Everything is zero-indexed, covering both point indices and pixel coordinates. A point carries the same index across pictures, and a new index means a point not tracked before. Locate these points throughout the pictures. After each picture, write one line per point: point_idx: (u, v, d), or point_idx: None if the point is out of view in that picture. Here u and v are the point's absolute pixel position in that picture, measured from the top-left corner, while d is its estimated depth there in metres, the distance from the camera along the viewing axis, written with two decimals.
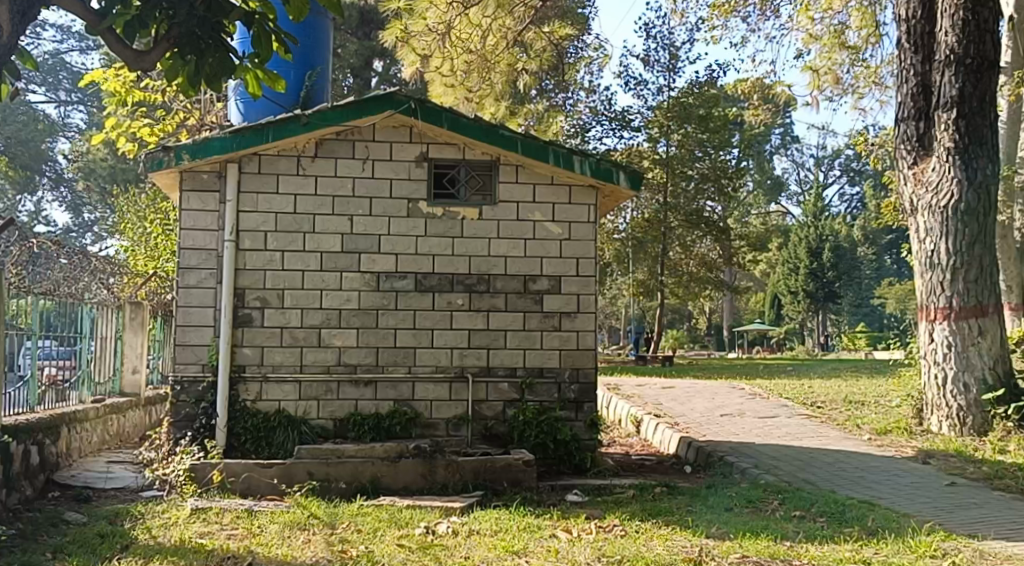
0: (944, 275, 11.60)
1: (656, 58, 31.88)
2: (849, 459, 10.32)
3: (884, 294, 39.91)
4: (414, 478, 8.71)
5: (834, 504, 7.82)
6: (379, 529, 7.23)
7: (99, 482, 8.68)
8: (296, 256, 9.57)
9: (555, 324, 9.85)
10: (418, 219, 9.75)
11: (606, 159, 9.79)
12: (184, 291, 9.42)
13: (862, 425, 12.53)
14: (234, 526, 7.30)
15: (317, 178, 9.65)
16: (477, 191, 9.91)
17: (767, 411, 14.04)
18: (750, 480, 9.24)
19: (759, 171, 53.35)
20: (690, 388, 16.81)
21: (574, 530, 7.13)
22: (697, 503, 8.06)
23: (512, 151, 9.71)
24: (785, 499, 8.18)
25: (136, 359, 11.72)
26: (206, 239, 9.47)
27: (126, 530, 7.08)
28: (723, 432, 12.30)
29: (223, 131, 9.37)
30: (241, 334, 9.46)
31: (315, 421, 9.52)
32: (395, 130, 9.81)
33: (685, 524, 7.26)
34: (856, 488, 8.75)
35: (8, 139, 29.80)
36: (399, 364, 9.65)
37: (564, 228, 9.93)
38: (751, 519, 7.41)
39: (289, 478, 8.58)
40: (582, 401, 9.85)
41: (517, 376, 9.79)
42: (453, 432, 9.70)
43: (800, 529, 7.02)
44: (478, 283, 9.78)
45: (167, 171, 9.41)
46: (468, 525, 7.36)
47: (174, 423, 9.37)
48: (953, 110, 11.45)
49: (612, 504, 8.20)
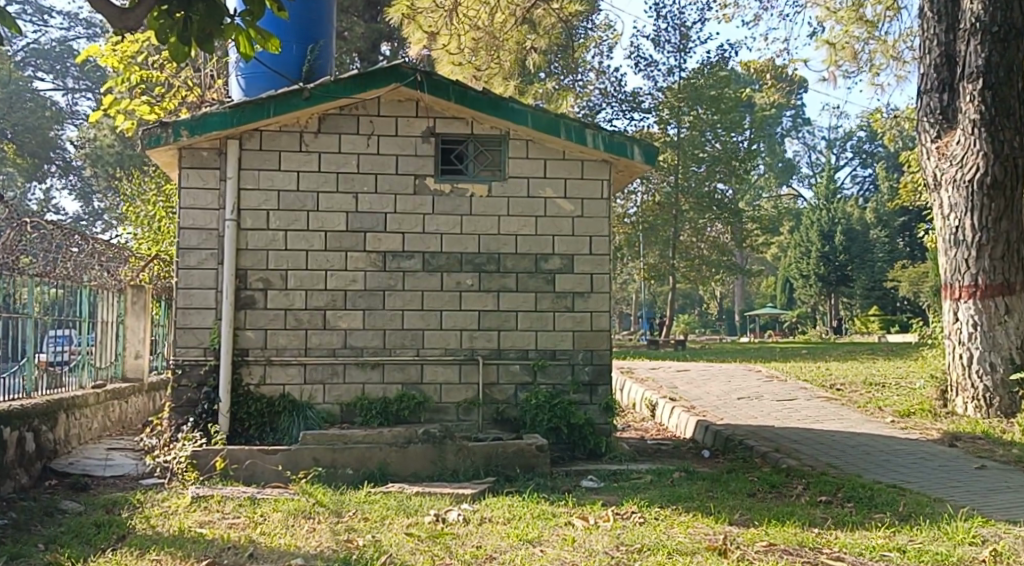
0: (970, 251, 11.20)
1: (667, 38, 31.44)
2: (873, 442, 9.98)
3: (897, 277, 39.32)
4: (423, 464, 8.41)
5: (862, 489, 7.49)
6: (387, 518, 6.92)
7: (97, 470, 8.40)
8: (300, 236, 9.25)
9: (568, 304, 9.52)
10: (425, 196, 9.42)
11: (619, 132, 9.44)
12: (185, 272, 9.12)
13: (884, 407, 12.19)
14: (236, 515, 7.00)
15: (321, 155, 9.33)
16: (485, 167, 9.57)
17: (785, 394, 13.70)
18: (772, 465, 8.91)
19: (770, 154, 52.85)
20: (705, 371, 16.48)
21: (591, 518, 6.81)
22: (719, 488, 7.73)
23: (523, 125, 9.37)
24: (810, 483, 7.84)
25: (139, 344, 11.47)
26: (207, 218, 9.15)
27: (124, 520, 6.78)
28: (741, 415, 11.96)
29: (222, 106, 9.05)
30: (244, 316, 9.15)
31: (320, 406, 9.22)
32: (401, 104, 9.48)
33: (707, 511, 6.93)
34: (883, 472, 8.41)
35: (15, 127, 29.44)
36: (407, 347, 9.34)
37: (576, 205, 9.58)
38: (776, 505, 7.08)
39: (295, 465, 8.28)
40: (597, 384, 9.53)
41: (530, 358, 9.46)
42: (464, 416, 9.38)
43: (828, 515, 6.69)
44: (488, 262, 9.45)
45: (165, 148, 9.09)
46: (479, 512, 7.04)
47: (176, 409, 9.08)
48: (979, 80, 11.02)
49: (629, 489, 7.89)
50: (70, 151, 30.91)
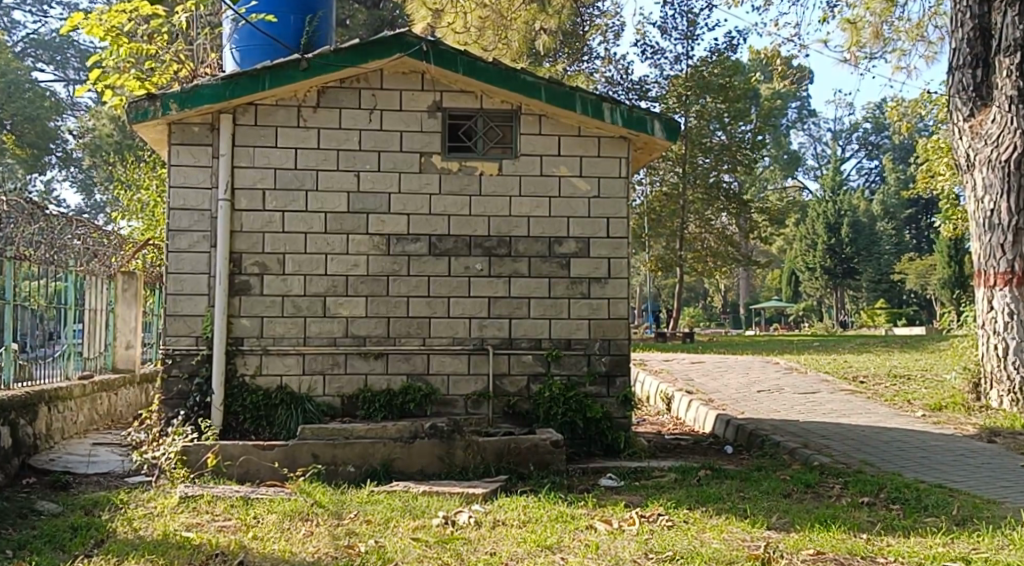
0: (1005, 236, 10.60)
1: (674, 26, 30.74)
2: (907, 438, 9.39)
3: (905, 269, 38.68)
4: (430, 460, 7.84)
5: (906, 489, 6.91)
6: (391, 521, 6.34)
7: (80, 467, 7.84)
8: (298, 217, 8.67)
9: (584, 291, 8.93)
10: (431, 175, 8.83)
11: (638, 107, 8.86)
12: (175, 255, 8.53)
13: (913, 400, 11.60)
14: (227, 517, 6.43)
15: (321, 131, 8.74)
16: (496, 144, 8.98)
17: (807, 386, 13.11)
18: (803, 462, 8.32)
19: (776, 145, 52.10)
20: (720, 363, 15.88)
21: (614, 521, 6.24)
22: (751, 488, 7.14)
23: (536, 99, 8.77)
24: (849, 482, 7.27)
25: (131, 333, 10.94)
26: (199, 197, 8.57)
27: (104, 522, 6.22)
28: (763, 409, 11.36)
29: (214, 77, 8.45)
30: (238, 303, 8.58)
31: (320, 399, 8.64)
32: (405, 76, 8.88)
33: (741, 514, 6.36)
34: (923, 470, 7.83)
35: (14, 117, 28.58)
36: (412, 336, 8.76)
37: (593, 184, 8.99)
38: (816, 507, 6.49)
39: (292, 462, 7.70)
40: (614, 375, 8.95)
41: (542, 348, 8.88)
42: (473, 409, 8.80)
43: (875, 519, 6.11)
44: (499, 246, 8.86)
45: (153, 123, 8.50)
46: (492, 514, 6.47)
47: (165, 401, 8.51)
48: (1018, 53, 10.41)
49: (652, 489, 7.30)
50: (68, 141, 30.17)
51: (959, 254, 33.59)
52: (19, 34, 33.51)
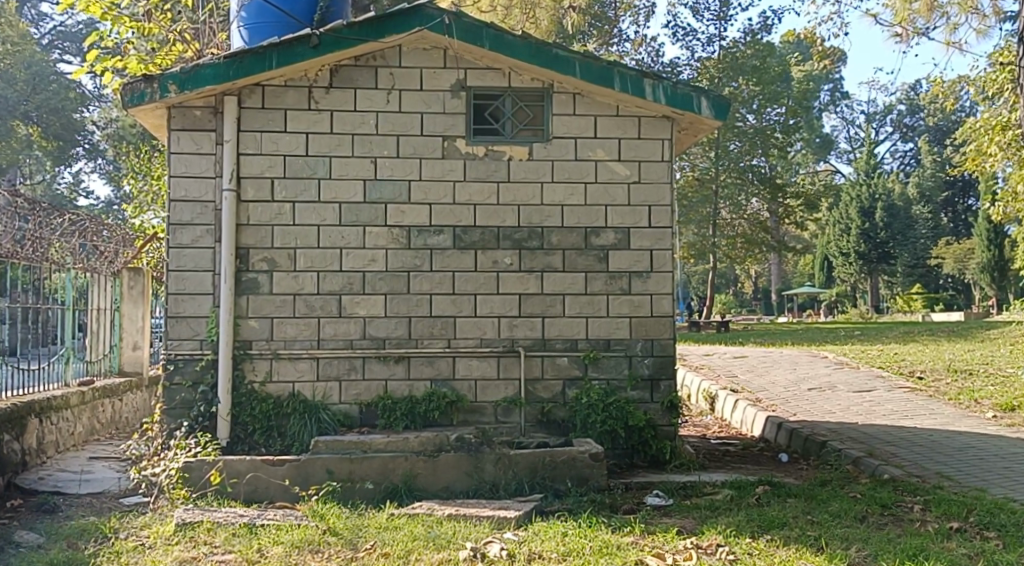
0: None
1: (706, 6, 29.66)
2: (982, 444, 8.50)
3: (942, 254, 37.38)
4: (457, 477, 7.06)
5: (1000, 511, 6.07)
6: (413, 553, 5.58)
7: (71, 487, 7.15)
8: (309, 208, 7.90)
9: (624, 286, 8.11)
10: (455, 160, 8.04)
11: (683, 82, 8.01)
12: (176, 251, 7.80)
13: (980, 399, 10.66)
14: (227, 549, 5.69)
15: (334, 113, 7.97)
16: (525, 126, 8.16)
17: (861, 383, 12.19)
18: (871, 475, 7.48)
19: (809, 129, 50.61)
20: (764, 357, 14.96)
21: (668, 555, 5.45)
22: (821, 510, 6.31)
23: (570, 76, 7.93)
24: (931, 501, 6.42)
25: (138, 334, 10.30)
26: (201, 187, 7.83)
27: (87, 558, 5.51)
28: (816, 410, 10.47)
29: (216, 56, 7.69)
30: (246, 303, 7.84)
31: (336, 406, 7.89)
32: (425, 53, 8.09)
33: (814, 545, 5.55)
34: (1009, 485, 6.98)
35: (38, 108, 27.52)
36: (436, 337, 7.98)
37: (632, 168, 8.16)
38: (899, 536, 5.66)
39: (305, 478, 6.97)
40: (657, 379, 8.12)
41: (579, 350, 8.07)
42: (503, 418, 8.01)
43: (971, 552, 5.36)
44: (531, 238, 8.06)
45: (151, 106, 7.78)
46: (527, 545, 5.69)
47: (168, 411, 7.79)
48: None
49: (707, 510, 6.48)
50: (94, 133, 29.36)
51: (999, 238, 32.52)
52: (47, 26, 32.72)
